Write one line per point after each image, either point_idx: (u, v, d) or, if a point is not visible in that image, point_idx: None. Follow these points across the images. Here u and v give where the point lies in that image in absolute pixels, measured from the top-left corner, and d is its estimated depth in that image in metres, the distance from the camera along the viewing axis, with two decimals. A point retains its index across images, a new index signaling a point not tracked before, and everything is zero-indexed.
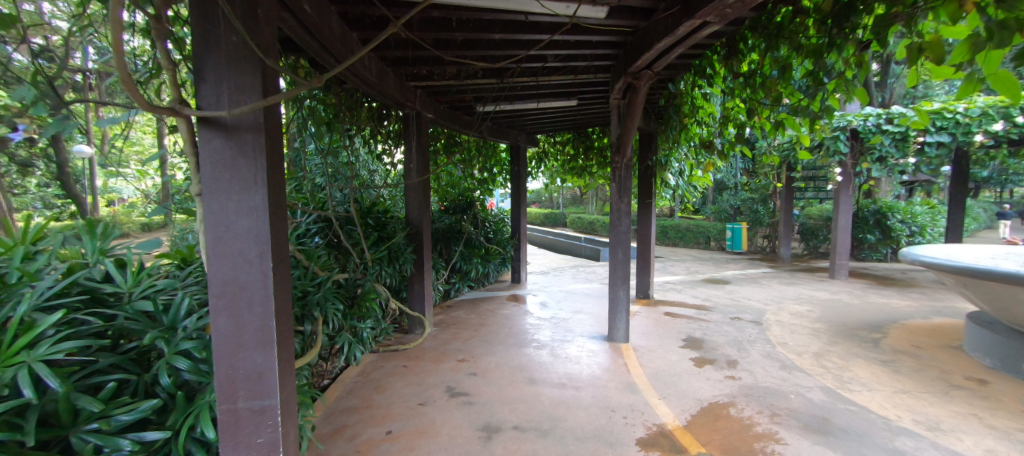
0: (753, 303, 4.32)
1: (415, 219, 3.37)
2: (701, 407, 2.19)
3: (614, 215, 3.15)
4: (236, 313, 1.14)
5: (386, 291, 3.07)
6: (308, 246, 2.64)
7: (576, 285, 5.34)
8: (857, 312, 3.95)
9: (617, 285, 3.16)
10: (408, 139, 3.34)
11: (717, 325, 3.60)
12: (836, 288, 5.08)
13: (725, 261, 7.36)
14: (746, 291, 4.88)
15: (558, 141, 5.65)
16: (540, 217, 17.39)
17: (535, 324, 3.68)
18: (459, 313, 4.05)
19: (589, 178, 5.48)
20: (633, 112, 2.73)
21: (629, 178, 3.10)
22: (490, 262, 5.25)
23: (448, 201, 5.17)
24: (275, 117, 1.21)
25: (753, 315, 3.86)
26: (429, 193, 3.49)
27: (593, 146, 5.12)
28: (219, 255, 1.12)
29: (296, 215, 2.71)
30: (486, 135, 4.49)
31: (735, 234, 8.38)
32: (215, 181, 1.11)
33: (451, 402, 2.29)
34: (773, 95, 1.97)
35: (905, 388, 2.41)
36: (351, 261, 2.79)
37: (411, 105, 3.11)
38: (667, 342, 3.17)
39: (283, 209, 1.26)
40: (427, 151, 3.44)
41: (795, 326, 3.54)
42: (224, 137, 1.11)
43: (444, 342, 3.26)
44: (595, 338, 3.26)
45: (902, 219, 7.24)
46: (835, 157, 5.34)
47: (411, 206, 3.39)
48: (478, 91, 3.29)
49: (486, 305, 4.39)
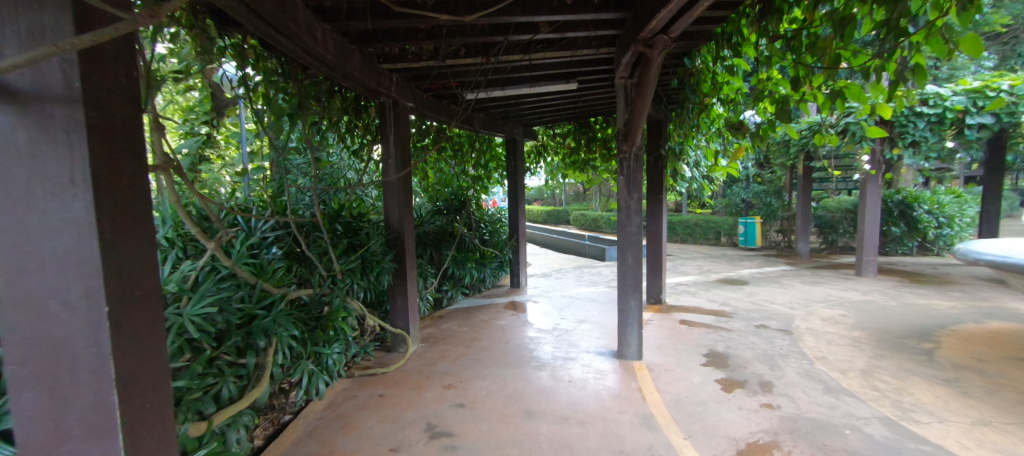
0: (777, 307, 3.89)
1: (394, 223, 2.95)
2: (736, 450, 1.78)
3: (622, 213, 2.71)
4: (52, 387, 0.75)
5: (361, 307, 2.67)
6: (264, 258, 2.25)
7: (580, 289, 4.92)
8: (898, 317, 3.50)
9: (627, 294, 2.74)
10: (385, 131, 2.92)
11: (741, 335, 3.17)
12: (866, 287, 4.62)
13: (738, 258, 6.92)
14: (767, 293, 4.44)
15: (558, 133, 5.21)
16: (541, 214, 16.96)
17: (534, 338, 3.27)
18: (450, 326, 3.64)
19: (592, 173, 5.05)
20: (644, 93, 2.26)
21: (639, 169, 2.67)
22: (486, 267, 4.83)
23: (440, 201, 4.77)
24: (118, 84, 0.80)
25: (780, 322, 3.43)
26: (411, 192, 3.08)
27: (596, 138, 4.69)
28: (19, 297, 0.72)
29: (250, 221, 2.33)
30: (478, 127, 4.08)
31: (748, 229, 7.98)
32: (4, 183, 0.71)
33: (430, 447, 1.87)
34: (827, 57, 1.53)
35: (985, 419, 1.97)
36: (315, 274, 2.39)
37: (386, 91, 2.70)
38: (686, 359, 2.74)
39: (144, 223, 0.86)
40: (407, 145, 3.01)
41: (831, 336, 3.10)
42: (17, 115, 0.70)
43: (430, 362, 2.85)
44: (603, 355, 2.84)
45: (929, 209, 6.77)
46: (861, 144, 4.88)
47: (390, 208, 2.97)
48: (463, 76, 2.89)
49: (480, 315, 3.99)
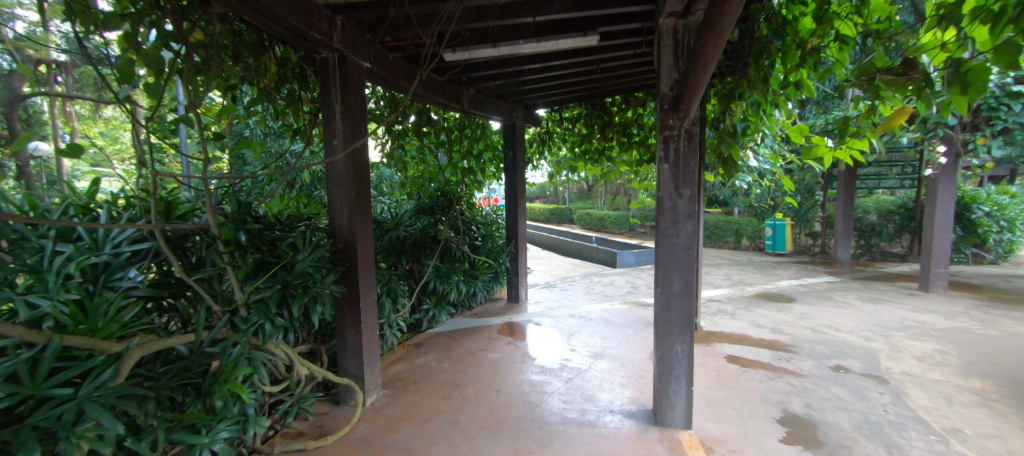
0: (846, 336, 3.05)
1: (340, 226, 2.10)
2: None
3: (667, 217, 1.85)
4: None
5: (284, 354, 1.81)
6: (110, 287, 1.42)
7: (591, 306, 4.07)
8: (1020, 356, 2.65)
9: (672, 335, 1.90)
10: (329, 100, 2.07)
11: (819, 385, 2.32)
12: (944, 307, 3.77)
13: (769, 265, 6.09)
14: (824, 314, 3.59)
15: (567, 118, 4.28)
16: (544, 211, 16.15)
17: (537, 385, 2.41)
18: (427, 361, 2.80)
19: (607, 165, 4.18)
20: (711, 47, 1.40)
21: (692, 154, 1.80)
22: (477, 279, 4.00)
23: (424, 198, 3.96)
24: None
25: (861, 363, 2.59)
26: (367, 182, 2.23)
27: (612, 122, 3.81)
28: None
29: (100, 231, 1.52)
30: (467, 106, 3.29)
31: (777, 232, 7.03)
32: None
33: None
34: None
35: None
36: (200, 311, 1.55)
37: (323, 39, 1.85)
38: (756, 429, 1.89)
39: None
40: (361, 118, 2.16)
41: (945, 388, 2.26)
42: None
43: (388, 428, 2.00)
44: (636, 422, 1.98)
45: (989, 212, 5.93)
46: (935, 133, 4.00)
47: (334, 206, 2.11)
48: (438, 19, 2.03)
49: (468, 342, 3.15)
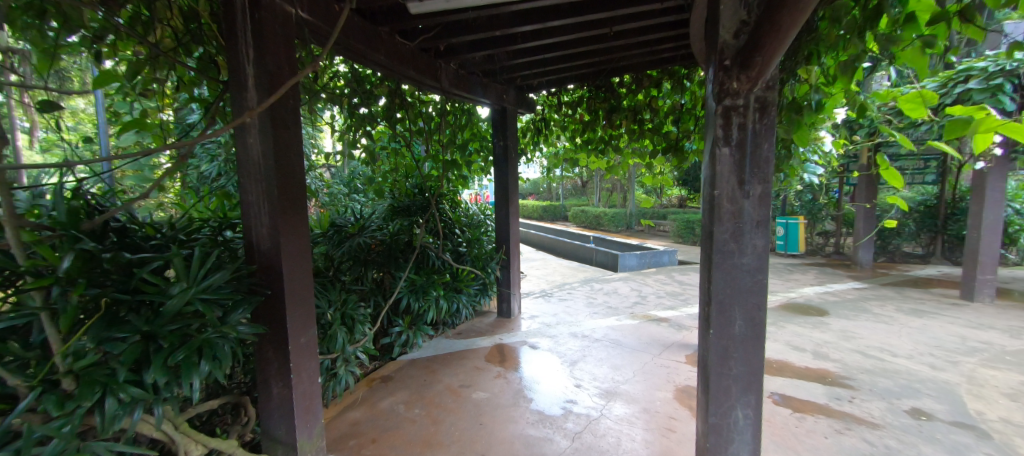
0: (908, 363, 2.52)
1: (257, 239, 1.49)
2: None
3: (727, 229, 1.26)
4: None
5: (155, 435, 1.20)
6: None
7: (594, 321, 3.50)
8: None
9: (732, 395, 1.32)
10: (236, 59, 1.44)
11: (904, 442, 1.76)
12: (1001, 322, 3.27)
13: (785, 269, 5.57)
14: (869, 332, 3.07)
15: (565, 102, 3.67)
16: (537, 209, 15.51)
17: (536, 444, 1.82)
18: (393, 404, 2.19)
19: (613, 157, 3.59)
20: None
21: (762, 137, 1.22)
22: (461, 292, 3.40)
23: (399, 197, 3.35)
24: None
25: (943, 404, 2.05)
26: (300, 177, 1.60)
27: (621, 106, 3.21)
28: None
29: None
30: (445, 85, 2.68)
31: (789, 231, 6.51)
32: None
33: None
34: None
35: None
36: None
37: None
38: None
39: None
40: (284, 85, 1.52)
41: None
42: None
43: None
44: None
45: (1017, 209, 5.51)
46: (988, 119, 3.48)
47: (248, 211, 1.49)
48: None
49: (447, 375, 2.55)
